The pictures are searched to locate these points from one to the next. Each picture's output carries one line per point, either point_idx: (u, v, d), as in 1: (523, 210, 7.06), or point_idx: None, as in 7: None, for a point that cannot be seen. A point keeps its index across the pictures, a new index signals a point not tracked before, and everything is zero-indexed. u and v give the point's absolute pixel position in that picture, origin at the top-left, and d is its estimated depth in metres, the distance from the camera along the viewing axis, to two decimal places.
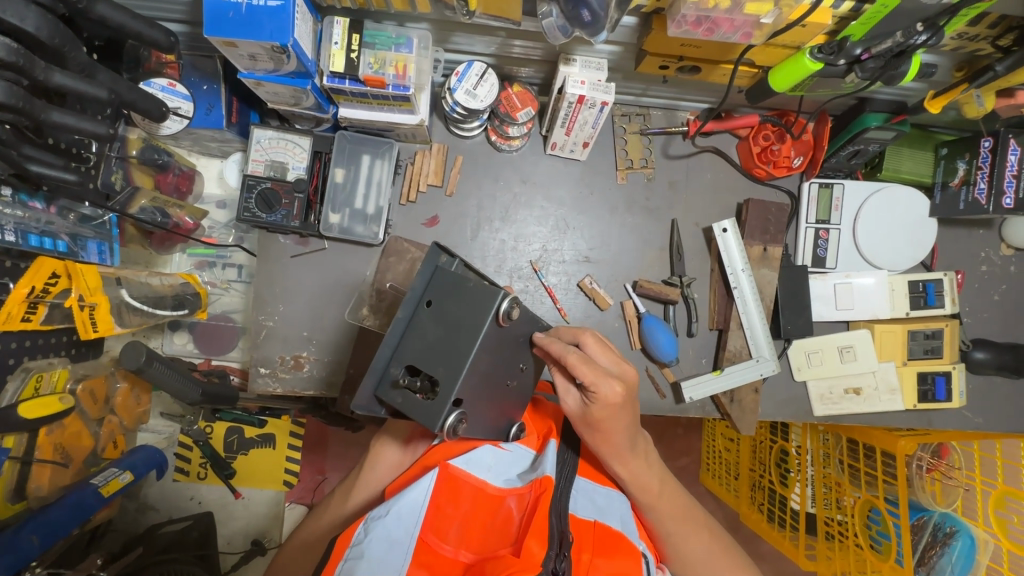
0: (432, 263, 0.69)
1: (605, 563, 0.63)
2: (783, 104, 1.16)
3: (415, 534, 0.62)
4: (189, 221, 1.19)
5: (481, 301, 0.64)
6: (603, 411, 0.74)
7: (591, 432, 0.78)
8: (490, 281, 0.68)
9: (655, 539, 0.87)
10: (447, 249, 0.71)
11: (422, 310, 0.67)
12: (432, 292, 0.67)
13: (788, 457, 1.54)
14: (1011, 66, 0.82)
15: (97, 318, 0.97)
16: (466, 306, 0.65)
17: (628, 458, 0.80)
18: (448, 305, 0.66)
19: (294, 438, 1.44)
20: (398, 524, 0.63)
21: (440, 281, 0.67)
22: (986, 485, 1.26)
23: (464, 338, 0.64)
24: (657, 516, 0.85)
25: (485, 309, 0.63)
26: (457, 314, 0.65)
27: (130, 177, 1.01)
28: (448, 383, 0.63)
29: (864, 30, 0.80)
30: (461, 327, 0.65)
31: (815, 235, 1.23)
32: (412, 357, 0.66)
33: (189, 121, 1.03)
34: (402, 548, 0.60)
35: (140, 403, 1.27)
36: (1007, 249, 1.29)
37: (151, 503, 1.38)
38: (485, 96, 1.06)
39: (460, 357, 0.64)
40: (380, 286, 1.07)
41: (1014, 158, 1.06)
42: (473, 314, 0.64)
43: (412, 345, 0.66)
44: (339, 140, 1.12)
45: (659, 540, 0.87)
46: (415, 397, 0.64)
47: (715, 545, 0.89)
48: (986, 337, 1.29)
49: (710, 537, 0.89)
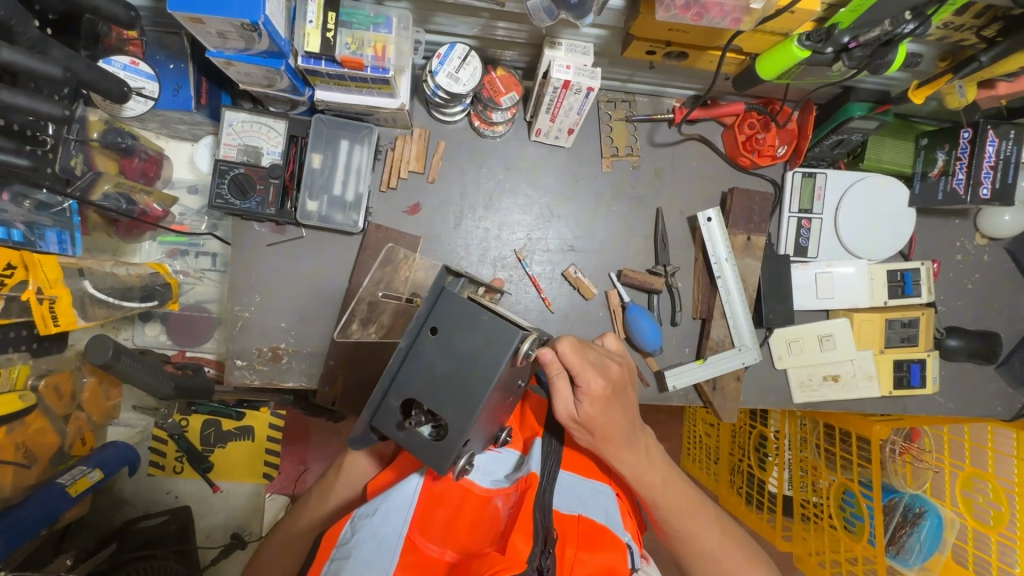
0: (438, 286, 0.64)
1: (590, 557, 0.62)
2: (769, 92, 1.15)
3: (403, 534, 0.62)
4: (157, 208, 1.14)
5: (496, 337, 0.62)
6: (594, 405, 0.75)
7: (586, 434, 0.77)
8: (501, 310, 0.65)
9: (669, 534, 0.89)
10: (453, 269, 0.66)
11: (428, 340, 0.64)
12: (437, 318, 0.64)
13: (766, 442, 1.58)
14: (996, 56, 0.82)
15: (58, 311, 0.91)
16: (478, 342, 0.62)
17: (628, 454, 0.80)
18: (457, 335, 0.63)
19: (274, 430, 1.36)
20: (384, 525, 0.63)
21: (446, 309, 0.63)
22: (954, 467, 1.31)
23: (477, 376, 0.62)
24: (663, 513, 0.86)
25: (503, 349, 0.61)
26: (467, 347, 0.63)
27: (90, 161, 0.96)
28: (458, 424, 0.62)
29: (852, 18, 0.79)
30: (473, 363, 0.62)
31: (798, 225, 1.24)
32: (415, 390, 0.64)
33: (155, 101, 0.97)
34: (390, 547, 0.60)
35: (110, 398, 1.23)
36: (981, 239, 1.31)
37: (125, 498, 1.33)
38: (468, 80, 1.02)
39: (472, 394, 0.62)
40: (373, 298, 1.08)
41: (991, 150, 1.08)
42: (487, 350, 0.62)
43: (415, 377, 0.64)
44: (316, 123, 1.07)
45: (671, 535, 0.88)
46: (422, 436, 0.63)
47: (728, 541, 0.89)
48: (960, 324, 1.32)
49: (722, 534, 0.89)
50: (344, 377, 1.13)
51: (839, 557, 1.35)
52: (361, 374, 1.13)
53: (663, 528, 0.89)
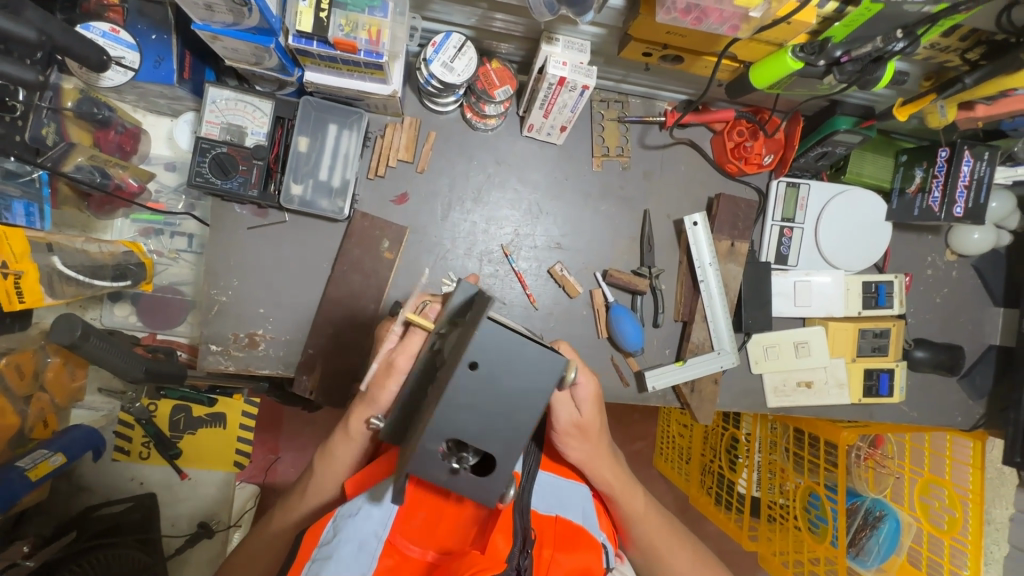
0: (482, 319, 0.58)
1: (565, 558, 0.62)
2: (759, 101, 1.17)
3: (383, 537, 0.61)
4: (132, 183, 1.10)
5: (543, 370, 0.59)
6: (592, 403, 0.78)
7: (579, 439, 0.79)
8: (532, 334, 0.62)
9: (634, 547, 0.90)
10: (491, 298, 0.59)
11: (469, 373, 0.58)
12: (480, 354, 0.58)
13: (737, 444, 1.62)
14: (979, 78, 0.84)
15: (24, 287, 0.85)
16: (524, 375, 0.59)
17: (613, 466, 0.83)
18: (502, 371, 0.59)
19: (247, 418, 1.32)
20: (362, 531, 0.61)
21: (490, 343, 0.58)
22: (914, 473, 1.36)
23: (523, 409, 0.60)
24: (643, 530, 0.88)
25: (551, 380, 0.59)
26: (513, 381, 0.59)
27: (63, 131, 0.90)
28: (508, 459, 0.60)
29: (846, 32, 0.79)
30: (519, 397, 0.60)
31: (780, 233, 1.26)
32: (457, 427, 0.59)
33: (135, 73, 0.93)
34: (370, 551, 0.59)
35: (75, 379, 1.18)
36: (951, 255, 1.36)
37: (85, 484, 1.27)
38: (462, 71, 1.02)
39: (517, 425, 0.60)
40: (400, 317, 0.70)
41: (966, 169, 1.11)
42: (534, 384, 0.60)
43: (455, 415, 0.59)
44: (304, 105, 1.05)
45: (636, 548, 0.90)
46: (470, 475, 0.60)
47: (698, 560, 0.92)
48: (927, 336, 1.37)
49: (694, 553, 0.92)
50: (322, 366, 1.11)
51: (802, 556, 1.40)
52: (340, 364, 1.11)
53: (627, 543, 0.90)
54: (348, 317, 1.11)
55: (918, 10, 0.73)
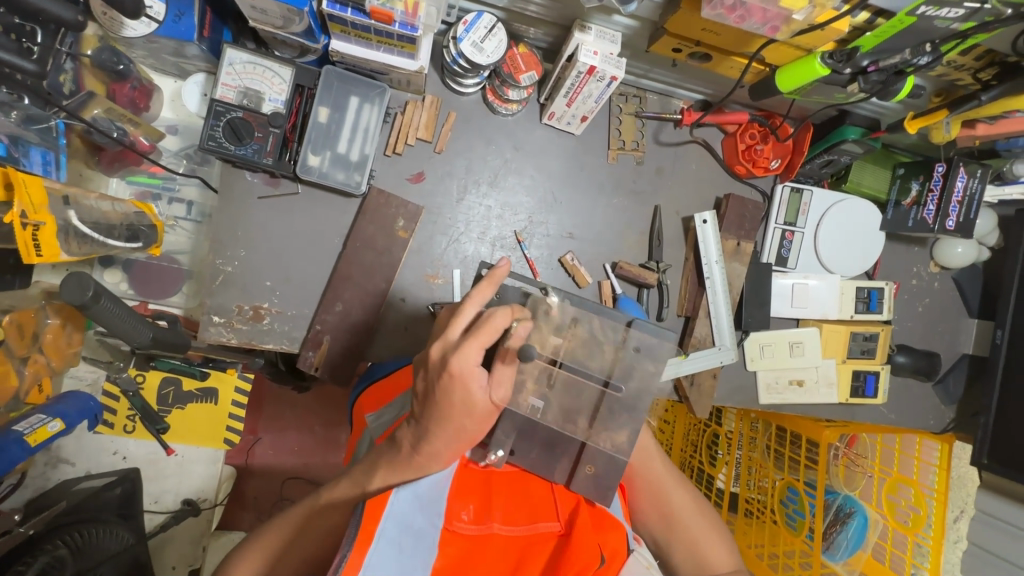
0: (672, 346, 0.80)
1: (608, 542, 0.71)
2: (772, 106, 1.20)
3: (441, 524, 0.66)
4: (144, 142, 1.08)
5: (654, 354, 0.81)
6: None
7: None
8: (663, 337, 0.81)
9: (643, 508, 0.93)
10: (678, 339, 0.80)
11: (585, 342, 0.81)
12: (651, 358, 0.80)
13: (719, 439, 1.67)
14: (994, 97, 0.89)
15: (42, 239, 0.81)
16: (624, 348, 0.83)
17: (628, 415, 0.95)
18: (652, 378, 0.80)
19: (240, 395, 1.28)
20: (420, 514, 0.64)
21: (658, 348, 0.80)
22: (883, 473, 1.42)
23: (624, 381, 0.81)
24: (645, 477, 0.92)
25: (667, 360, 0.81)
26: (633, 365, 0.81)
27: (81, 80, 0.91)
28: None
29: (874, 43, 0.82)
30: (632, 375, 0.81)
31: (782, 236, 1.30)
32: None
33: (159, 25, 0.90)
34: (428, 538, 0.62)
35: (73, 344, 1.16)
36: (934, 267, 1.43)
37: (65, 457, 1.21)
38: (492, 52, 1.01)
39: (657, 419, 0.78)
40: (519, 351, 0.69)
41: (960, 185, 1.17)
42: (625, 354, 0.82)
43: None
44: (326, 75, 1.02)
45: (645, 508, 0.93)
46: None
47: (700, 515, 0.92)
48: (908, 343, 1.44)
49: (696, 506, 0.93)
50: (329, 343, 1.08)
51: (777, 549, 1.46)
52: (348, 342, 1.09)
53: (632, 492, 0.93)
54: (358, 294, 1.09)
55: (946, 27, 0.76)
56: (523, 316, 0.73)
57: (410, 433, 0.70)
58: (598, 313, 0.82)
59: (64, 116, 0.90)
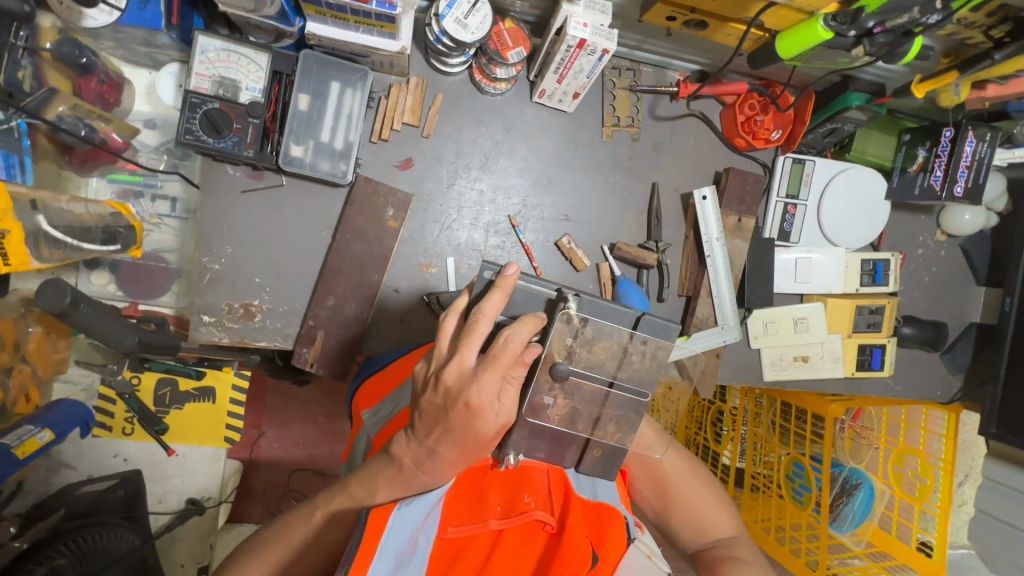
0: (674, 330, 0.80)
1: (604, 539, 0.69)
2: (772, 74, 1.15)
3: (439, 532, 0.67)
4: (117, 139, 1.04)
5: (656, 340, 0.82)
6: None
7: None
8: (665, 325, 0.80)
9: (640, 480, 0.89)
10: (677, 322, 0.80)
11: (594, 341, 0.79)
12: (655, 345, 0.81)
13: (724, 416, 1.64)
14: (1009, 55, 0.84)
15: (10, 247, 0.78)
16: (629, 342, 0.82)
17: None
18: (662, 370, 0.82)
19: (238, 392, 1.26)
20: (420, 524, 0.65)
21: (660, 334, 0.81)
22: (889, 445, 1.38)
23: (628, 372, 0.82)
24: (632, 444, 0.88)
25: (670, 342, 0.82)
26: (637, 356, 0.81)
27: (41, 76, 0.88)
28: None
29: (879, 2, 0.76)
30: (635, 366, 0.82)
31: (783, 210, 1.27)
32: None
33: (121, 13, 0.86)
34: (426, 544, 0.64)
35: (59, 350, 1.15)
36: (941, 235, 1.40)
37: (65, 461, 1.21)
38: (476, 28, 0.96)
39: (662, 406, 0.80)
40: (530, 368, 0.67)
41: (969, 150, 1.12)
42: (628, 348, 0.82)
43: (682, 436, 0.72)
44: (304, 60, 0.98)
45: (640, 480, 0.89)
46: None
47: (694, 478, 0.87)
48: (915, 314, 1.42)
49: (688, 469, 0.88)
50: (323, 339, 1.06)
51: (784, 523, 1.44)
52: (342, 336, 1.07)
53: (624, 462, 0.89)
54: (351, 287, 1.06)
55: None
56: (534, 321, 0.67)
57: (412, 454, 0.67)
58: (602, 315, 0.79)
59: (26, 115, 0.86)
